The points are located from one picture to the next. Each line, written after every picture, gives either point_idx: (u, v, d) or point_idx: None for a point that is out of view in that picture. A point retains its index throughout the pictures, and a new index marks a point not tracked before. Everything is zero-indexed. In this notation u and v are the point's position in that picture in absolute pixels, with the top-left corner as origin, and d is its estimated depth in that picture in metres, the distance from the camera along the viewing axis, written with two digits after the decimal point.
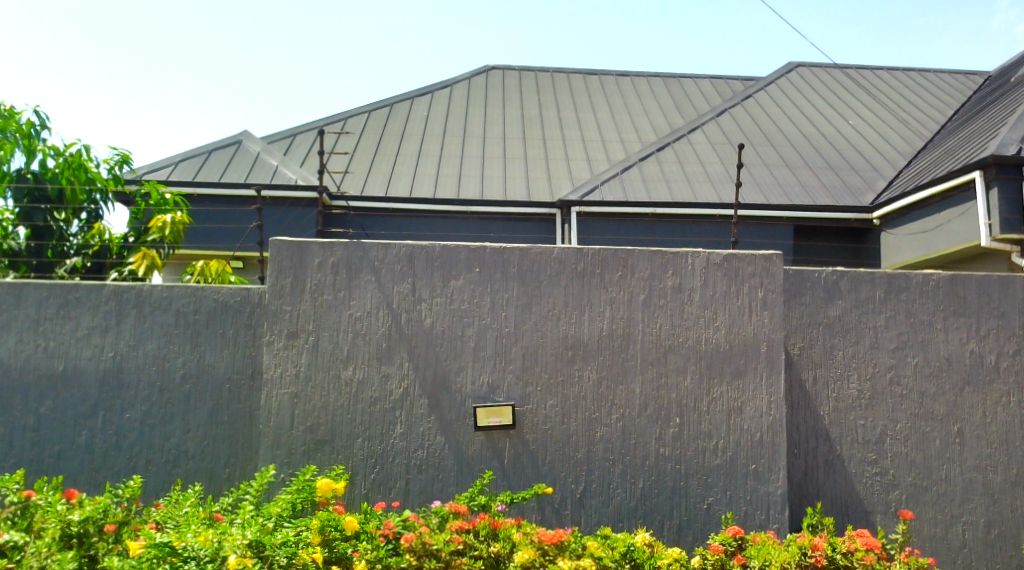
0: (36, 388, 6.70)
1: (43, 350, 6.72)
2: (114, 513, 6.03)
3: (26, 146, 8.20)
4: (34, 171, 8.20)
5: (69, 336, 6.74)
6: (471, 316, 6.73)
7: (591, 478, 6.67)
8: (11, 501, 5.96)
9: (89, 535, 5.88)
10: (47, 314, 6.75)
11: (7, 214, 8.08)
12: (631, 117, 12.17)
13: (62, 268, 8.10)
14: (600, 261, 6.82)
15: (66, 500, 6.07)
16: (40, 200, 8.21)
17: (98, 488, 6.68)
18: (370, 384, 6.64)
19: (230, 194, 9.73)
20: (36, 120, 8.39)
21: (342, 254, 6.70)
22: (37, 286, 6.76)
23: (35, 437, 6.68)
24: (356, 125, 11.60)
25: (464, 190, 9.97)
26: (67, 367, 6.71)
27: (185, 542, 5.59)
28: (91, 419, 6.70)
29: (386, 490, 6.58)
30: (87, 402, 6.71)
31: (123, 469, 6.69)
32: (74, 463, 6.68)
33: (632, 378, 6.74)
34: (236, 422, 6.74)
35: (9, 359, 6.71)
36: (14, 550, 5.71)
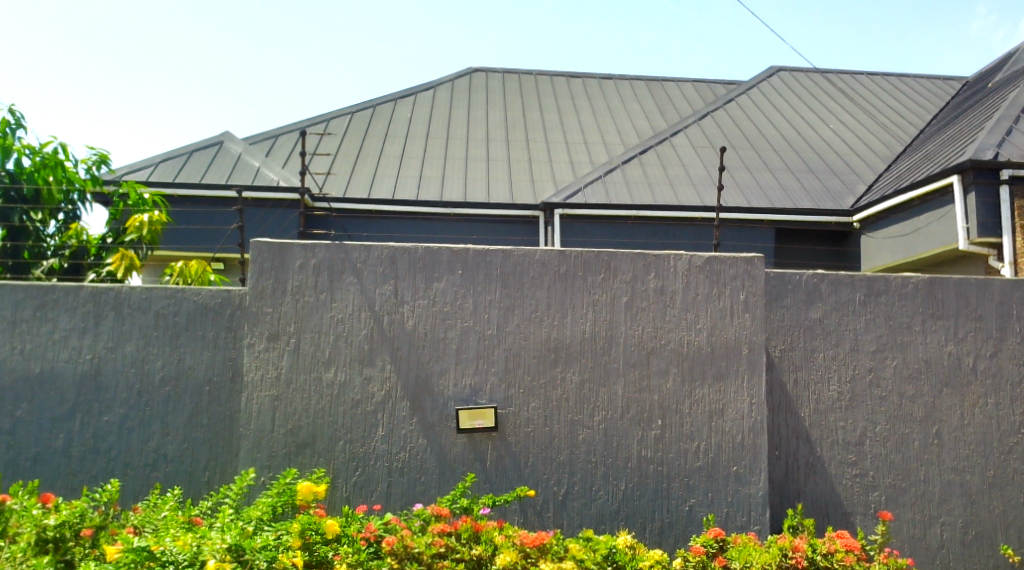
0: (11, 390, 6.64)
1: (20, 353, 6.67)
2: (91, 517, 5.98)
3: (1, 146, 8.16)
4: (10, 170, 8.14)
5: (46, 338, 6.68)
6: (453, 318, 6.72)
7: (573, 481, 6.67)
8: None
9: (65, 540, 5.82)
10: (23, 316, 6.69)
11: None
12: (613, 120, 12.19)
13: (39, 269, 8.07)
14: (582, 263, 6.83)
15: (42, 505, 6.01)
16: (16, 201, 8.13)
17: (75, 492, 6.63)
18: (352, 387, 6.62)
19: (211, 195, 9.69)
20: (12, 119, 8.36)
21: (324, 255, 6.69)
22: (13, 287, 6.71)
23: (11, 441, 6.63)
24: (338, 127, 11.56)
25: (447, 192, 9.95)
26: (44, 369, 6.66)
27: (163, 547, 5.54)
28: (68, 422, 6.65)
29: (367, 494, 6.56)
30: (64, 404, 6.66)
31: (101, 473, 6.64)
32: (51, 467, 6.63)
33: (615, 381, 6.75)
34: (216, 425, 6.71)
35: None
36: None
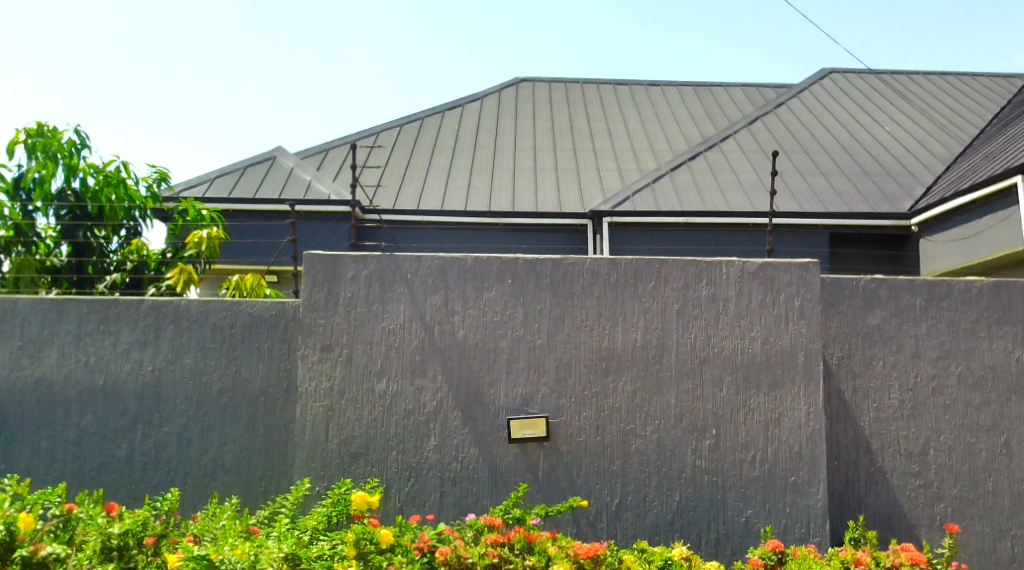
0: (77, 402, 6.75)
1: (84, 365, 6.77)
2: (153, 526, 6.05)
3: (67, 165, 8.34)
4: (75, 189, 8.31)
5: (108, 350, 6.78)
6: (504, 327, 6.70)
7: (626, 491, 6.60)
8: (53, 514, 5.96)
9: (129, 548, 5.89)
10: (87, 329, 6.80)
11: (49, 232, 8.18)
12: (661, 127, 12.10)
13: (101, 285, 8.14)
14: (633, 271, 6.77)
15: (106, 513, 6.10)
16: (81, 218, 8.28)
17: (138, 501, 6.71)
18: (404, 397, 6.62)
19: (265, 210, 9.75)
20: (77, 139, 8.54)
21: (375, 267, 6.70)
22: (77, 302, 6.82)
23: (77, 451, 6.73)
24: (387, 139, 11.63)
25: (496, 202, 9.94)
26: (107, 381, 6.76)
27: (222, 555, 5.52)
28: (130, 432, 6.73)
29: (420, 503, 6.55)
30: (126, 415, 6.74)
31: (162, 482, 6.71)
32: (114, 476, 6.72)
33: (667, 390, 6.67)
34: (272, 435, 6.75)
35: (51, 374, 6.76)
36: (56, 563, 5.68)
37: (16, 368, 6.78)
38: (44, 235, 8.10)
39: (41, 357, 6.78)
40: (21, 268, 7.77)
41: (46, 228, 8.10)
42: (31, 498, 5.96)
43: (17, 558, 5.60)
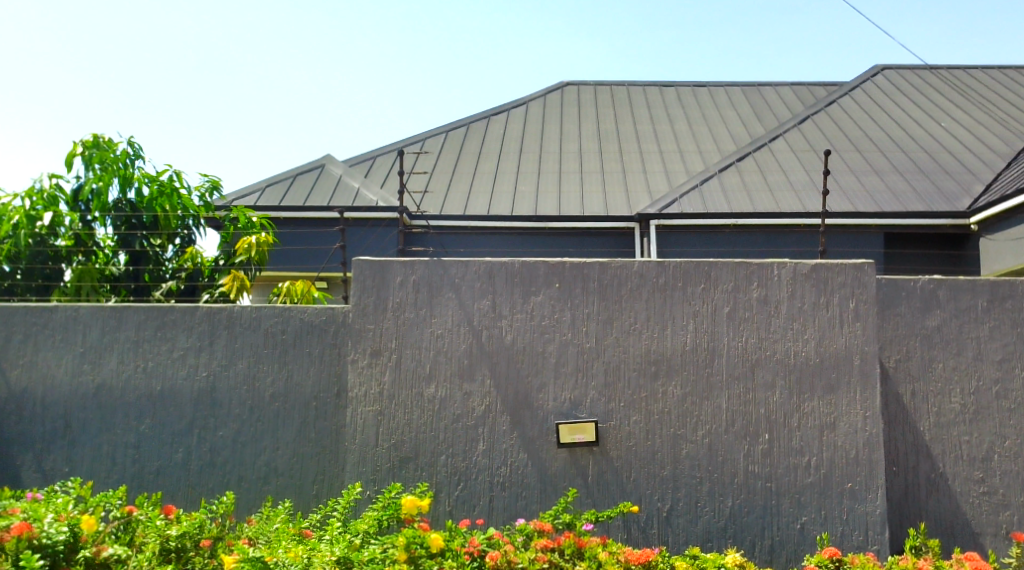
0: (135, 407, 6.83)
1: (142, 370, 6.85)
2: (209, 529, 6.07)
3: (122, 176, 8.44)
4: (130, 200, 8.44)
5: (165, 356, 6.86)
6: (552, 332, 6.65)
7: (677, 496, 6.52)
8: (114, 517, 6.03)
9: (186, 550, 5.93)
10: (145, 336, 6.88)
11: (107, 242, 8.28)
12: (709, 128, 11.97)
13: (158, 291, 8.27)
14: (682, 274, 6.68)
15: (164, 516, 6.20)
16: (137, 227, 8.43)
17: (194, 504, 6.77)
18: (452, 402, 6.60)
19: (314, 217, 9.78)
20: (131, 150, 8.64)
21: (423, 272, 6.70)
22: (135, 309, 6.91)
23: (136, 454, 6.81)
24: (434, 146, 11.65)
25: (542, 206, 9.90)
26: (164, 387, 6.83)
27: (277, 557, 5.53)
28: (187, 436, 6.80)
29: (470, 508, 6.53)
30: (183, 420, 6.81)
31: (217, 485, 6.77)
32: (171, 480, 6.79)
33: (718, 394, 6.58)
34: (323, 439, 6.77)
35: (111, 380, 6.86)
36: (117, 564, 5.71)
37: (77, 373, 6.88)
38: (103, 246, 8.20)
39: (101, 363, 6.88)
40: (81, 277, 7.98)
41: (104, 238, 8.24)
42: (92, 501, 6.06)
43: (80, 559, 5.67)
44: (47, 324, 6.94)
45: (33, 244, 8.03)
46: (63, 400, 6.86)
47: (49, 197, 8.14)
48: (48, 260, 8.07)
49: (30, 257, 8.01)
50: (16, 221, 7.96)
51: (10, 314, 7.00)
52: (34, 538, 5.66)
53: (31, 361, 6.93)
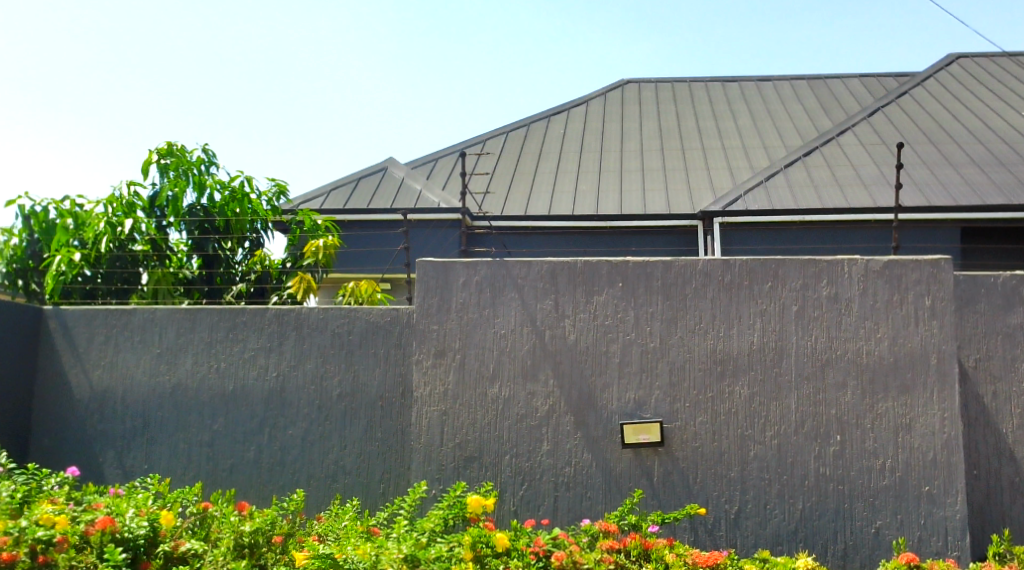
0: (209, 406, 6.93)
1: (216, 371, 6.95)
2: (280, 525, 6.19)
3: (197, 183, 8.60)
4: (204, 205, 8.63)
5: (237, 356, 6.95)
6: (616, 331, 6.59)
7: (746, 498, 6.40)
8: (190, 513, 6.15)
9: (260, 545, 6.00)
10: (218, 337, 6.98)
11: (181, 246, 8.48)
12: (774, 123, 11.78)
13: (229, 294, 8.36)
14: (748, 272, 6.57)
15: (238, 512, 6.25)
16: (210, 231, 8.58)
17: (266, 501, 6.84)
18: (516, 402, 6.57)
19: (378, 220, 9.82)
20: (204, 157, 8.84)
21: (486, 272, 6.70)
22: (208, 310, 7.02)
23: (210, 452, 6.90)
24: (495, 147, 11.66)
25: (604, 206, 9.84)
26: (236, 387, 6.92)
27: (345, 554, 5.60)
28: (258, 435, 6.87)
29: (535, 508, 6.49)
30: (254, 418, 6.88)
31: (287, 483, 6.82)
32: (244, 476, 6.86)
33: (787, 394, 6.45)
34: (389, 438, 6.79)
35: (186, 380, 6.96)
36: (194, 558, 5.83)
37: (155, 373, 7.00)
38: (177, 250, 8.41)
39: (177, 363, 6.99)
40: (158, 281, 8.10)
41: (178, 243, 8.43)
42: (170, 497, 6.19)
43: (159, 553, 5.79)
44: (127, 326, 7.08)
45: (113, 250, 8.16)
46: (141, 400, 6.99)
47: (128, 203, 8.37)
48: (128, 264, 8.20)
49: (110, 262, 8.13)
50: (99, 227, 8.12)
51: (91, 317, 7.14)
52: (117, 532, 5.72)
53: (111, 362, 7.07)
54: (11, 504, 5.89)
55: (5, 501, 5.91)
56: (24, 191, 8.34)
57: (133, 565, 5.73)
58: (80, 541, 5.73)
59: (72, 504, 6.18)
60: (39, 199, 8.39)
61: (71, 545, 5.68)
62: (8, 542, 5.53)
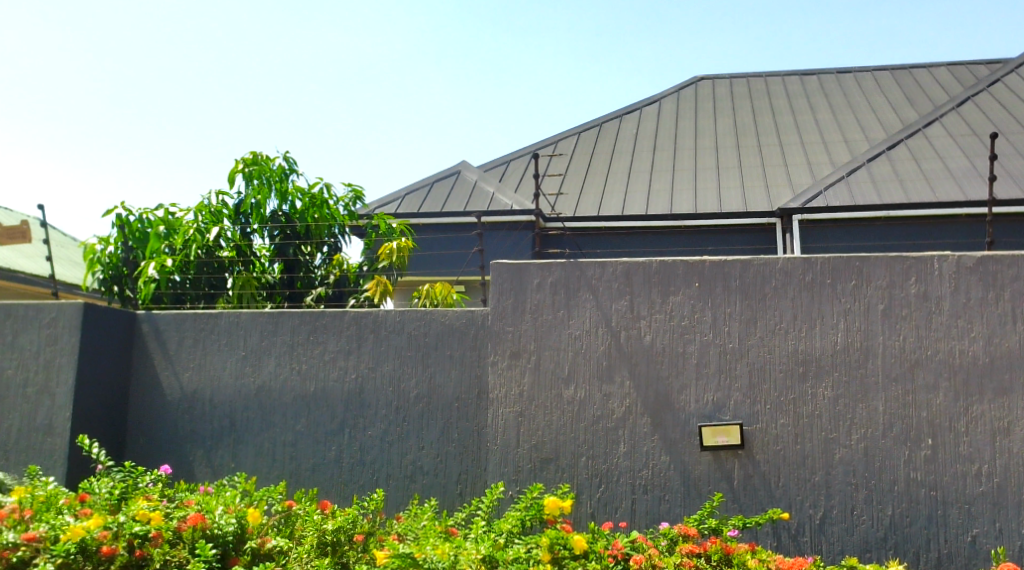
0: (292, 407, 6.98)
1: (297, 373, 7.01)
2: (361, 524, 6.17)
3: (279, 190, 8.78)
4: (285, 212, 8.76)
5: (317, 359, 7.00)
6: (693, 332, 6.45)
7: (832, 503, 6.21)
8: (275, 511, 6.18)
9: (341, 543, 6.01)
10: (299, 339, 7.04)
11: (264, 252, 8.61)
12: (856, 116, 11.46)
13: (308, 297, 8.44)
14: (831, 270, 6.38)
15: (320, 511, 6.26)
16: (291, 236, 8.70)
17: (347, 500, 6.86)
18: (592, 403, 6.48)
19: (453, 223, 9.81)
20: (286, 164, 8.94)
21: (560, 273, 6.62)
22: (288, 313, 7.07)
23: (293, 452, 6.95)
24: (567, 147, 11.58)
25: (678, 205, 9.70)
26: (317, 389, 6.96)
27: (425, 554, 5.49)
28: (338, 435, 6.90)
29: (612, 511, 6.39)
30: (335, 419, 6.92)
31: (367, 483, 6.83)
32: (326, 475, 6.89)
33: (874, 396, 6.24)
34: (466, 440, 6.75)
35: (269, 381, 7.03)
36: (280, 555, 5.88)
37: (240, 375, 7.08)
38: (260, 255, 8.53)
39: (261, 365, 7.06)
40: (243, 285, 8.16)
41: (261, 248, 8.56)
42: (256, 495, 6.23)
43: (246, 550, 5.84)
44: (209, 330, 7.17)
45: (201, 256, 8.34)
46: (228, 401, 7.07)
47: (216, 211, 8.53)
48: (214, 270, 8.34)
49: (198, 267, 8.27)
50: (189, 235, 8.27)
51: (180, 321, 7.24)
52: (207, 529, 5.84)
53: (200, 364, 7.16)
54: (110, 499, 6.15)
55: (104, 496, 6.18)
56: (120, 201, 8.54)
57: (224, 562, 5.81)
58: (172, 537, 5.82)
59: (165, 500, 6.28)
60: (133, 209, 8.59)
61: (165, 541, 5.78)
62: (106, 537, 5.67)
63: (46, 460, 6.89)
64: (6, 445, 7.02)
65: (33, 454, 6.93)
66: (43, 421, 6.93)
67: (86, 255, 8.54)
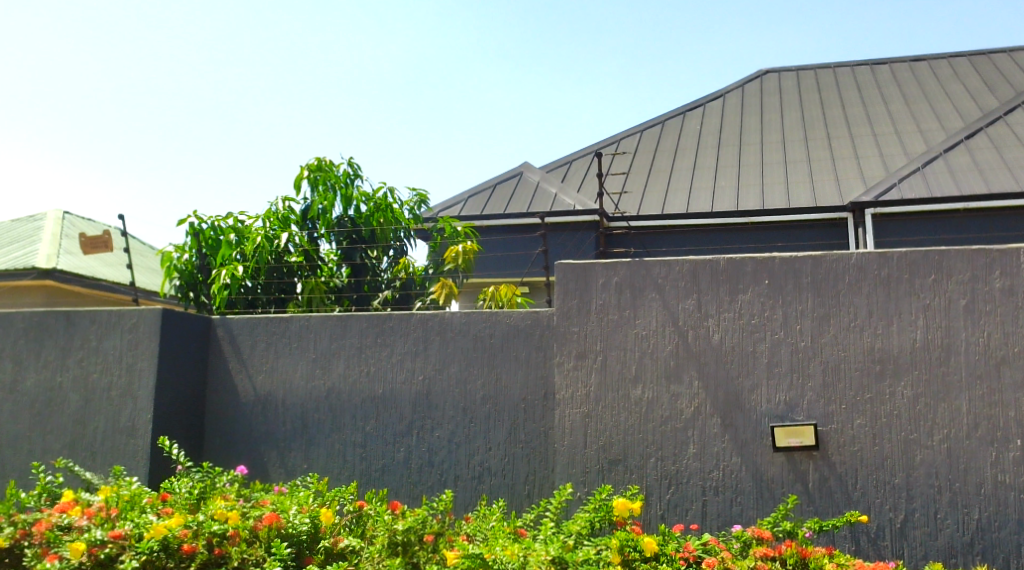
0: (360, 409, 6.97)
1: (366, 375, 6.99)
2: (431, 524, 6.08)
3: (344, 196, 8.79)
4: (351, 217, 8.77)
5: (385, 361, 6.97)
6: (763, 330, 6.28)
7: (913, 506, 5.99)
8: (347, 511, 6.20)
9: (412, 542, 5.92)
10: (367, 342, 7.02)
11: (331, 256, 8.57)
12: (931, 105, 11.11)
13: (375, 301, 8.43)
14: (908, 264, 6.16)
15: (391, 511, 6.19)
16: (357, 241, 8.71)
17: (416, 501, 6.82)
18: (660, 404, 6.34)
19: (516, 225, 9.74)
20: (350, 170, 8.96)
21: (625, 273, 6.50)
22: (356, 317, 7.07)
23: (363, 453, 6.94)
24: (630, 146, 11.44)
25: (744, 201, 9.51)
26: (385, 391, 6.94)
27: (495, 555, 5.44)
28: (406, 437, 6.87)
29: (682, 513, 6.24)
30: (402, 421, 6.89)
31: (436, 484, 6.79)
32: (395, 476, 6.86)
33: (957, 395, 6.01)
34: (533, 441, 6.67)
35: (338, 384, 7.03)
36: (352, 555, 5.84)
37: (310, 378, 7.10)
38: (327, 259, 8.50)
39: (330, 368, 7.07)
40: (312, 290, 8.18)
41: (328, 252, 8.52)
42: (328, 496, 6.28)
43: (320, 549, 5.82)
44: (279, 334, 7.20)
45: (271, 262, 8.30)
46: (299, 403, 7.09)
47: (283, 218, 8.56)
48: (284, 275, 8.35)
49: (268, 273, 8.27)
50: (258, 242, 8.25)
51: (253, 325, 7.28)
52: (282, 528, 5.84)
53: (271, 367, 7.19)
54: (189, 499, 6.20)
55: (184, 496, 6.23)
56: (193, 209, 8.62)
57: (298, 561, 5.81)
58: (249, 535, 5.83)
59: (242, 500, 6.31)
60: (206, 216, 8.66)
61: (242, 539, 5.79)
62: (188, 534, 5.73)
63: (130, 461, 7.00)
64: (91, 446, 7.12)
65: (117, 455, 7.04)
66: (126, 423, 7.03)
67: (161, 263, 8.61)
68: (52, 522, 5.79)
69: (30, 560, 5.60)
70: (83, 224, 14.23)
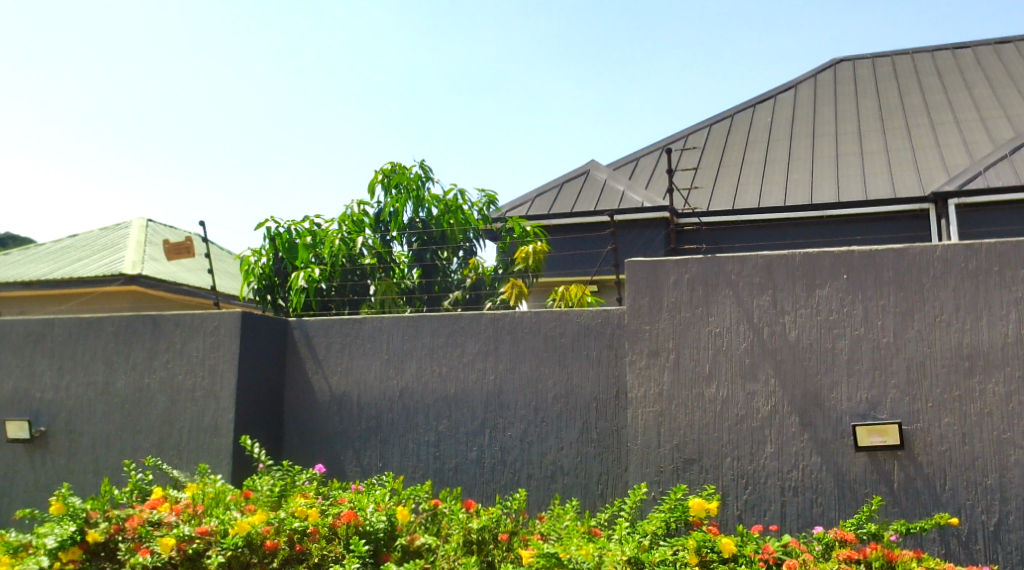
0: (433, 409, 6.92)
1: (438, 375, 6.94)
2: (505, 523, 5.99)
3: (415, 198, 8.78)
4: (422, 218, 8.76)
5: (457, 361, 6.91)
6: (842, 326, 6.06)
7: (1006, 508, 5.72)
8: (422, 509, 6.13)
9: (487, 542, 5.85)
10: (439, 342, 6.97)
11: (403, 257, 8.47)
12: (1016, 89, 10.67)
13: (446, 301, 8.40)
14: (997, 256, 5.88)
15: (466, 510, 6.10)
16: (429, 242, 8.67)
17: (489, 500, 6.74)
18: (736, 403, 6.16)
19: (584, 223, 9.60)
20: (421, 171, 8.94)
21: (697, 269, 6.34)
22: (429, 317, 7.02)
23: (436, 452, 6.88)
24: (700, 140, 11.23)
25: (819, 194, 9.24)
26: (457, 391, 6.88)
27: (569, 554, 5.32)
28: (479, 437, 6.79)
29: (760, 513, 6.05)
30: (475, 421, 6.81)
31: (509, 483, 6.70)
32: (469, 475, 6.79)
33: None
34: (606, 440, 6.54)
35: (410, 384, 6.99)
36: (428, 552, 5.80)
37: (383, 378, 7.07)
38: (399, 260, 8.40)
39: (403, 369, 7.03)
40: (384, 291, 8.13)
41: (401, 254, 8.41)
42: (403, 494, 6.21)
43: (397, 546, 5.80)
44: (351, 335, 7.19)
45: (346, 264, 8.41)
46: (372, 404, 7.06)
47: (357, 221, 8.71)
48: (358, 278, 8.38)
49: (343, 276, 8.37)
50: (335, 245, 8.44)
51: (328, 326, 7.28)
52: (360, 525, 5.80)
53: (345, 368, 7.18)
54: (271, 496, 6.21)
55: (265, 493, 6.24)
56: (270, 215, 8.75)
57: (376, 558, 5.77)
58: (329, 532, 5.82)
59: (320, 498, 6.29)
60: (283, 221, 8.77)
61: (322, 536, 5.80)
62: (270, 531, 5.72)
63: (212, 460, 7.05)
64: (175, 445, 7.20)
65: (199, 455, 7.11)
66: (208, 422, 7.09)
67: (240, 267, 8.71)
68: (143, 517, 5.85)
69: (126, 554, 5.70)
70: (166, 232, 14.53)
